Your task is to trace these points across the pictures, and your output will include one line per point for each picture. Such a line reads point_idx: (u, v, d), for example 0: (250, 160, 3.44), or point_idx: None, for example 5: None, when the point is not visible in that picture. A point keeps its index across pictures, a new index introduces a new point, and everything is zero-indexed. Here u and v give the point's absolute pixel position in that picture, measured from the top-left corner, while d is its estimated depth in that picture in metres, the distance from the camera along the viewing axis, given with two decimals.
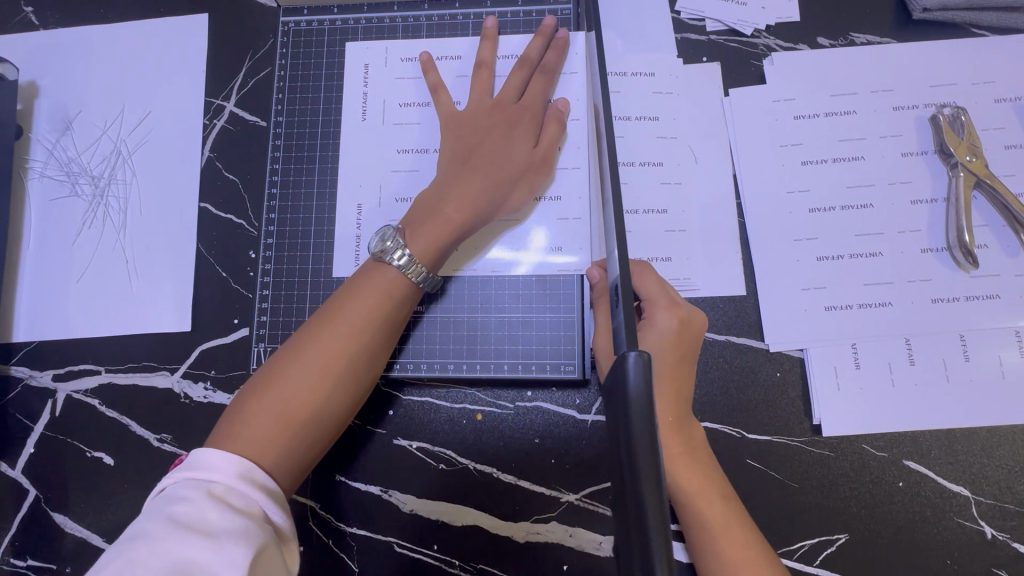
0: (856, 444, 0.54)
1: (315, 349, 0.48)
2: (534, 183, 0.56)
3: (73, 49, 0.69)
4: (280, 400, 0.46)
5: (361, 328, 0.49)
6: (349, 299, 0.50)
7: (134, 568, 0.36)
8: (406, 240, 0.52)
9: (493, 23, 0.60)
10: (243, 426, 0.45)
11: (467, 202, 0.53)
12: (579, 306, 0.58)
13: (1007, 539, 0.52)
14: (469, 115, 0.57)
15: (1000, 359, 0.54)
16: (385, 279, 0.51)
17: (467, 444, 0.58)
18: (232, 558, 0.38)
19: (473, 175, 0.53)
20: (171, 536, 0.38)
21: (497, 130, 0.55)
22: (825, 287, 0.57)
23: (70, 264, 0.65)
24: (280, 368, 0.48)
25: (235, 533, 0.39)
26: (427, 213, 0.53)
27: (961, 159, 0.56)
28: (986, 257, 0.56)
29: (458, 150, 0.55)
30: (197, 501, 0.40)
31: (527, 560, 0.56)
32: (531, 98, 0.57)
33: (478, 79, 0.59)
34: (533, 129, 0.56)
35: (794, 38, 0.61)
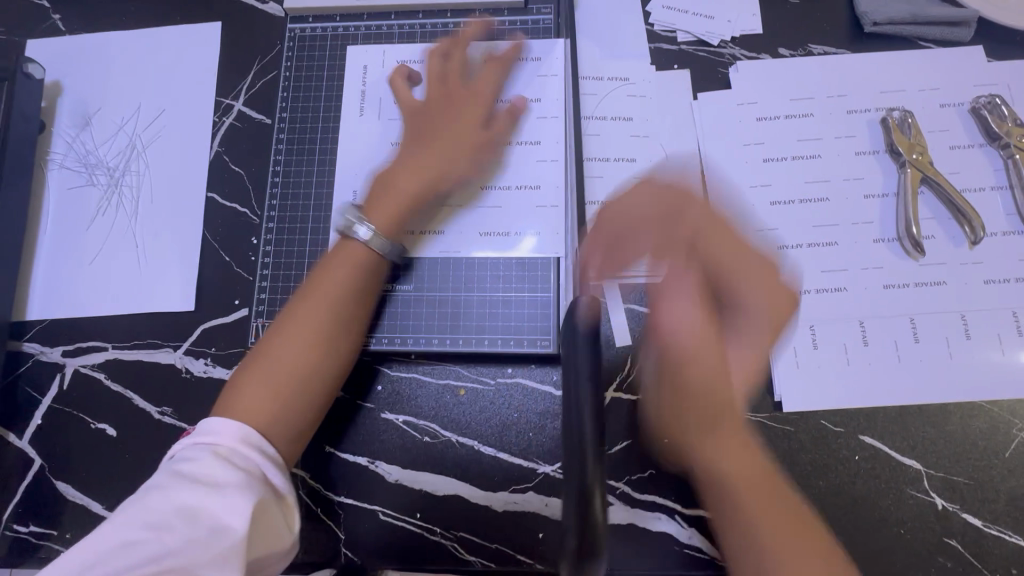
0: (814, 419, 0.58)
1: (296, 320, 0.52)
2: (475, 163, 0.62)
3: (94, 52, 0.75)
4: (272, 371, 0.50)
5: (334, 297, 0.53)
6: (321, 273, 0.55)
7: (149, 512, 0.42)
8: (366, 215, 0.57)
9: (474, 27, 0.66)
10: (241, 399, 0.49)
11: (418, 177, 0.58)
12: (555, 287, 0.62)
13: (957, 510, 0.55)
14: (425, 103, 0.62)
15: (948, 341, 0.58)
16: (349, 252, 0.55)
17: (450, 417, 0.61)
18: (233, 508, 0.42)
19: (426, 153, 0.59)
20: (179, 487, 0.42)
21: (448, 115, 0.61)
22: (785, 273, 0.61)
23: (84, 248, 0.69)
24: (270, 344, 0.52)
25: (235, 486, 0.43)
26: (384, 188, 0.58)
27: (908, 157, 0.61)
28: (934, 246, 0.60)
29: (416, 130, 0.61)
30: (202, 459, 0.44)
31: (505, 528, 0.59)
32: (476, 90, 0.63)
33: (439, 72, 0.64)
34: (485, 116, 0.62)
35: (757, 48, 0.67)
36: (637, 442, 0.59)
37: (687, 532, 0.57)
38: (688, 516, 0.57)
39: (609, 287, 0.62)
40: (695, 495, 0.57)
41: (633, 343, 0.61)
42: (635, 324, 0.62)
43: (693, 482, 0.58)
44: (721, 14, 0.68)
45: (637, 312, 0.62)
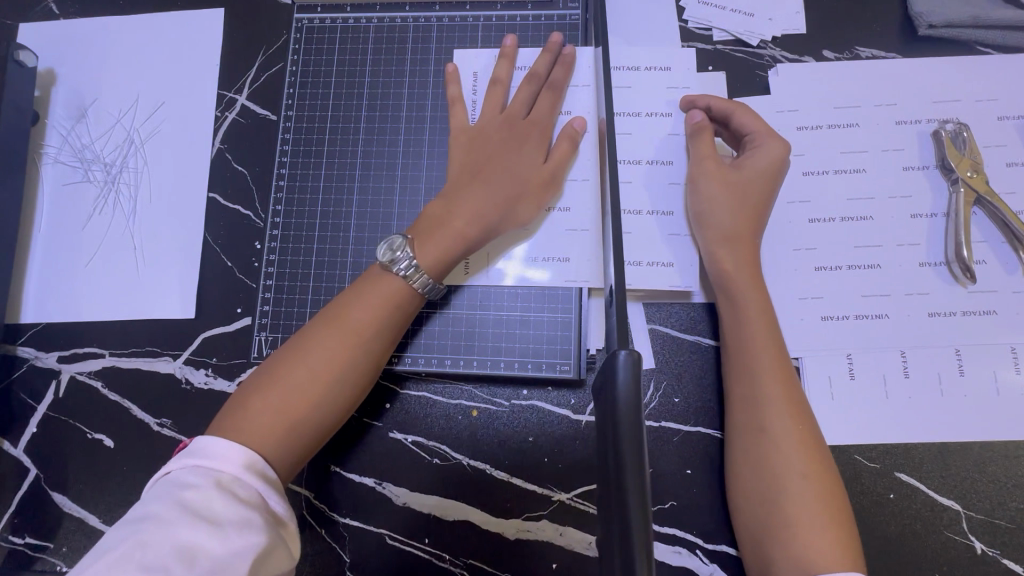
0: (849, 455, 0.54)
1: (322, 350, 0.49)
2: (543, 197, 0.57)
3: (90, 39, 0.71)
4: (281, 397, 0.47)
5: (368, 332, 0.50)
6: (355, 303, 0.51)
7: (143, 551, 0.37)
8: (414, 250, 0.53)
9: (512, 42, 0.61)
10: (245, 421, 0.46)
11: (478, 216, 0.54)
12: (577, 306, 0.58)
13: (997, 554, 0.52)
14: (480, 129, 0.58)
15: (996, 375, 0.54)
16: (387, 284, 0.52)
17: (463, 439, 0.59)
18: (238, 547, 0.39)
19: (483, 189, 0.55)
20: (178, 522, 0.38)
21: (507, 145, 0.57)
22: (822, 296, 0.57)
23: (80, 248, 0.66)
24: (284, 367, 0.49)
25: (241, 523, 0.40)
26: (437, 225, 0.54)
27: (961, 175, 0.56)
28: (984, 272, 0.56)
29: (468, 163, 0.57)
30: (203, 489, 0.41)
31: (517, 557, 0.56)
32: (538, 115, 0.58)
33: (493, 96, 0.59)
34: (544, 145, 0.58)
35: (799, 50, 0.62)
36: (659, 471, 0.56)
37: (709, 568, 0.54)
38: (710, 551, 0.54)
39: (632, 308, 0.59)
40: (718, 530, 0.54)
41: (657, 367, 0.58)
42: (661, 348, 0.58)
43: (717, 516, 0.55)
44: (762, 11, 0.62)
45: (662, 333, 0.58)
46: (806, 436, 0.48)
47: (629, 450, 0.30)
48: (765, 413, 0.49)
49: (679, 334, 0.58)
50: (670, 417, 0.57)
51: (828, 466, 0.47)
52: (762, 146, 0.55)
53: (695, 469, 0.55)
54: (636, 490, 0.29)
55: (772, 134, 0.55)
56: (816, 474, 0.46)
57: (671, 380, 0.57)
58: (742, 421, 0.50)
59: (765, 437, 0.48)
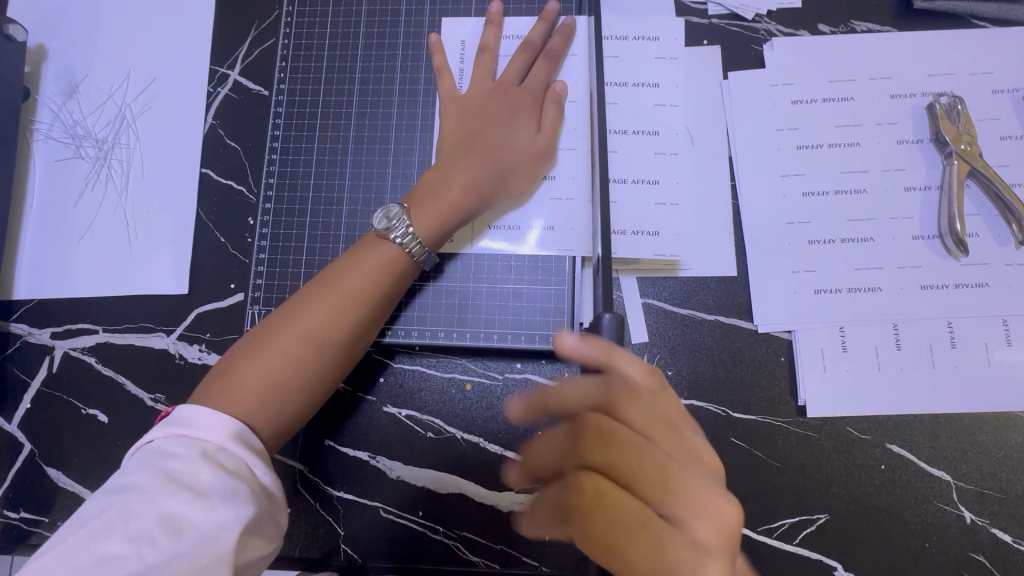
0: (839, 426, 0.55)
1: (311, 316, 0.49)
2: (535, 166, 0.57)
3: (80, 15, 0.70)
4: (272, 363, 0.48)
5: (358, 300, 0.50)
6: (345, 271, 0.51)
7: (128, 520, 0.38)
8: (410, 218, 0.53)
9: (498, 8, 0.61)
10: (236, 385, 0.47)
11: (472, 184, 0.54)
12: (571, 280, 0.58)
13: (986, 524, 0.53)
14: (472, 98, 0.58)
15: (987, 347, 0.54)
16: (379, 252, 0.52)
17: (456, 412, 0.59)
18: (224, 518, 0.39)
19: (477, 157, 0.55)
20: (163, 491, 0.39)
21: (501, 115, 0.56)
22: (815, 270, 0.57)
23: (71, 225, 0.66)
24: (275, 332, 0.49)
25: (225, 493, 0.40)
26: (432, 191, 0.54)
27: (955, 148, 0.56)
28: (977, 246, 0.56)
29: (463, 130, 0.56)
30: (190, 459, 0.41)
31: (510, 529, 0.57)
32: (531, 83, 0.58)
33: (481, 64, 0.59)
34: (537, 113, 0.57)
35: (795, 24, 0.62)
36: None
37: None
38: None
39: (626, 281, 0.59)
40: None
41: (650, 340, 0.58)
42: (654, 322, 0.58)
43: None
44: None
45: (656, 307, 0.58)
46: None
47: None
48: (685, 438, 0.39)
49: (672, 307, 0.58)
50: None
51: None
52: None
53: None
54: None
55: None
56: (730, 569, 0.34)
57: (664, 353, 0.57)
58: None
59: None
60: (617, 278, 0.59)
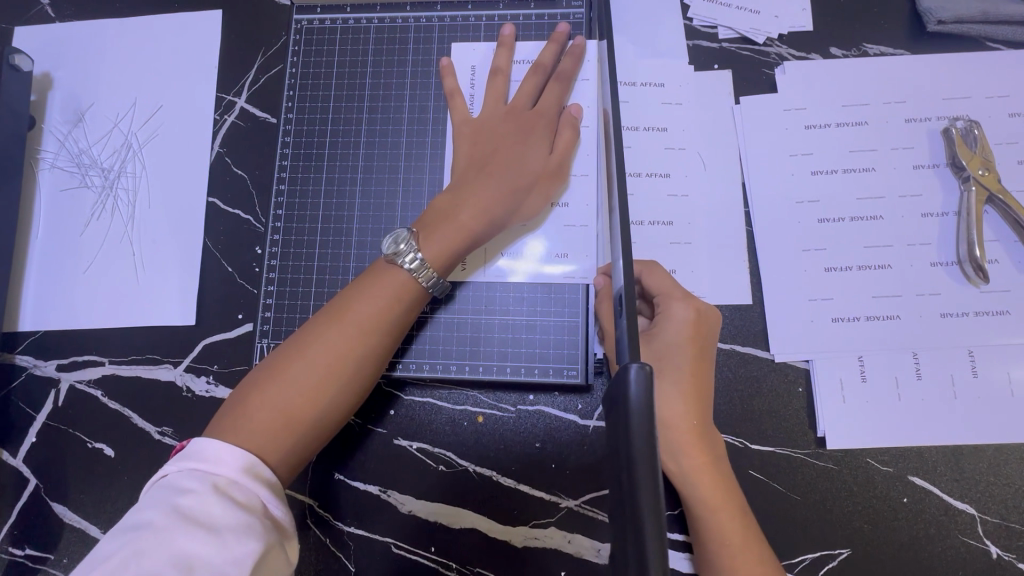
0: (860, 458, 0.54)
1: (324, 346, 0.48)
2: (547, 189, 0.56)
3: (86, 43, 0.70)
4: (283, 394, 0.47)
5: (372, 330, 0.50)
6: (357, 299, 0.51)
7: (139, 561, 0.37)
8: (418, 243, 0.52)
9: (510, 31, 0.60)
10: (247, 418, 0.46)
11: (483, 208, 0.53)
12: (584, 310, 0.57)
13: (1012, 558, 0.52)
14: (483, 121, 0.57)
15: (1010, 376, 0.53)
16: (391, 280, 0.51)
17: (468, 446, 0.58)
18: (236, 556, 0.38)
19: (488, 181, 0.54)
20: (175, 529, 0.38)
21: (513, 137, 0.56)
22: (832, 298, 0.56)
23: (77, 255, 0.65)
24: (286, 362, 0.48)
25: (238, 530, 0.39)
26: (443, 215, 0.53)
27: (973, 173, 0.55)
28: (996, 272, 0.55)
29: (473, 155, 0.56)
30: (202, 494, 0.40)
31: (525, 564, 0.55)
32: (545, 105, 0.57)
33: (493, 87, 0.59)
34: (549, 135, 0.57)
35: (806, 47, 0.61)
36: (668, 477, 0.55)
37: None
38: None
39: None
40: None
41: None
42: None
43: None
44: (768, 8, 0.61)
45: None
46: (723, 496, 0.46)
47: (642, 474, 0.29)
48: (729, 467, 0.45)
49: None
50: None
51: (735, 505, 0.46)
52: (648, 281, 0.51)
53: None
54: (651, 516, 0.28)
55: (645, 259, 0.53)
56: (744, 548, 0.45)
57: None
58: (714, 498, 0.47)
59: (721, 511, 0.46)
60: None
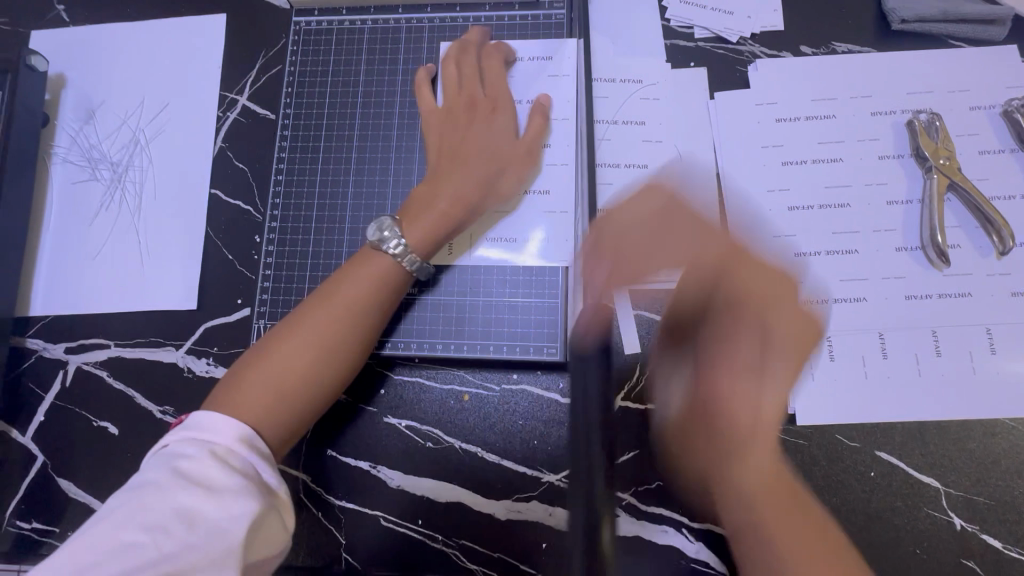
0: (830, 434, 0.56)
1: (311, 323, 0.52)
2: (523, 174, 0.61)
3: (98, 45, 0.74)
4: (273, 368, 0.50)
5: (355, 307, 0.53)
6: (342, 280, 0.54)
7: (145, 513, 0.40)
8: (402, 229, 0.56)
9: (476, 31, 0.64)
10: (240, 391, 0.49)
11: (461, 196, 0.57)
12: (564, 292, 0.60)
13: (976, 530, 0.54)
14: (453, 111, 0.60)
15: (971, 355, 0.56)
16: (377, 263, 0.54)
17: (454, 423, 0.60)
18: (234, 512, 0.41)
19: (461, 170, 0.57)
20: (176, 486, 0.41)
21: (486, 127, 0.60)
22: (801, 282, 0.59)
23: (86, 243, 0.69)
24: (276, 340, 0.51)
25: (236, 489, 0.42)
26: (422, 205, 0.56)
27: (935, 162, 0.58)
28: (959, 256, 0.58)
29: (445, 145, 0.59)
30: (201, 458, 0.43)
31: (508, 537, 0.58)
32: (512, 94, 0.61)
33: (456, 78, 0.62)
34: (519, 123, 0.61)
35: (778, 46, 0.64)
36: (645, 452, 0.57)
37: (695, 546, 0.56)
38: (695, 529, 0.56)
39: (620, 293, 0.60)
40: (704, 509, 0.56)
41: (642, 351, 0.60)
42: (645, 332, 0.60)
43: None
44: (741, 9, 0.65)
45: (648, 319, 0.60)
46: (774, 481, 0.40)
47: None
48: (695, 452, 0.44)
49: (662, 318, 0.60)
50: None
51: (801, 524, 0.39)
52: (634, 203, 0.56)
53: None
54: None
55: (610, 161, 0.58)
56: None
57: (656, 364, 0.59)
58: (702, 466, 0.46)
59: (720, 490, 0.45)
60: None
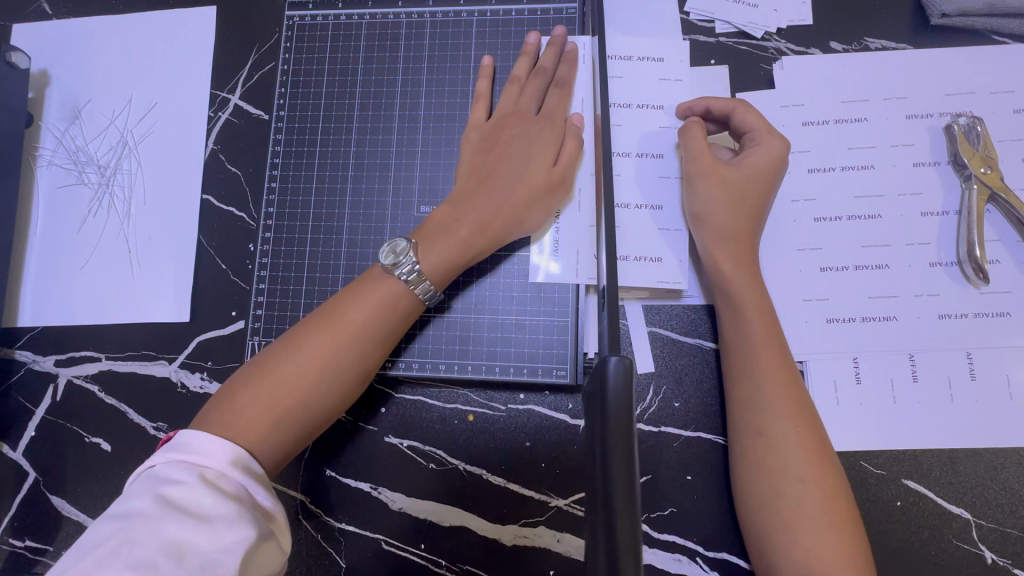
0: (855, 461, 0.53)
1: (312, 348, 0.49)
2: (551, 203, 0.55)
3: (83, 40, 0.70)
4: (269, 394, 0.47)
5: (360, 335, 0.50)
6: (348, 304, 0.51)
7: (131, 547, 0.37)
8: (418, 255, 0.52)
9: (535, 39, 0.59)
10: (232, 415, 0.46)
11: (482, 222, 0.53)
12: (574, 310, 0.57)
13: (1007, 564, 0.51)
14: (491, 128, 0.57)
15: (1009, 379, 0.52)
16: (384, 286, 0.51)
17: (458, 444, 0.58)
18: (227, 543, 0.39)
19: (488, 195, 0.54)
20: (165, 517, 0.38)
21: (519, 148, 0.55)
22: (827, 299, 0.55)
23: (75, 251, 0.66)
24: (274, 363, 0.48)
25: (228, 519, 0.40)
26: (440, 227, 0.53)
27: (974, 171, 0.54)
28: (997, 272, 0.54)
29: (477, 164, 0.55)
30: (191, 485, 0.41)
31: (514, 562, 0.55)
32: (550, 112, 0.57)
33: (507, 94, 0.58)
34: (555, 146, 0.55)
35: (806, 42, 0.60)
36: (658, 477, 0.55)
37: None
38: (710, 558, 0.53)
39: (633, 309, 0.57)
40: (719, 537, 0.53)
41: (657, 371, 0.56)
42: (661, 351, 0.56)
43: (718, 524, 0.53)
44: (767, 2, 0.60)
45: (663, 336, 0.57)
46: (808, 438, 0.47)
47: (617, 459, 0.28)
48: (764, 416, 0.48)
49: (679, 336, 0.57)
50: (670, 421, 0.55)
51: (830, 467, 0.46)
52: (761, 146, 0.53)
53: (695, 475, 0.54)
54: (624, 508, 0.27)
55: (772, 132, 0.54)
56: (837, 524, 0.44)
57: (671, 385, 0.56)
58: (742, 420, 0.49)
59: (765, 441, 0.47)
60: (621, 306, 0.58)
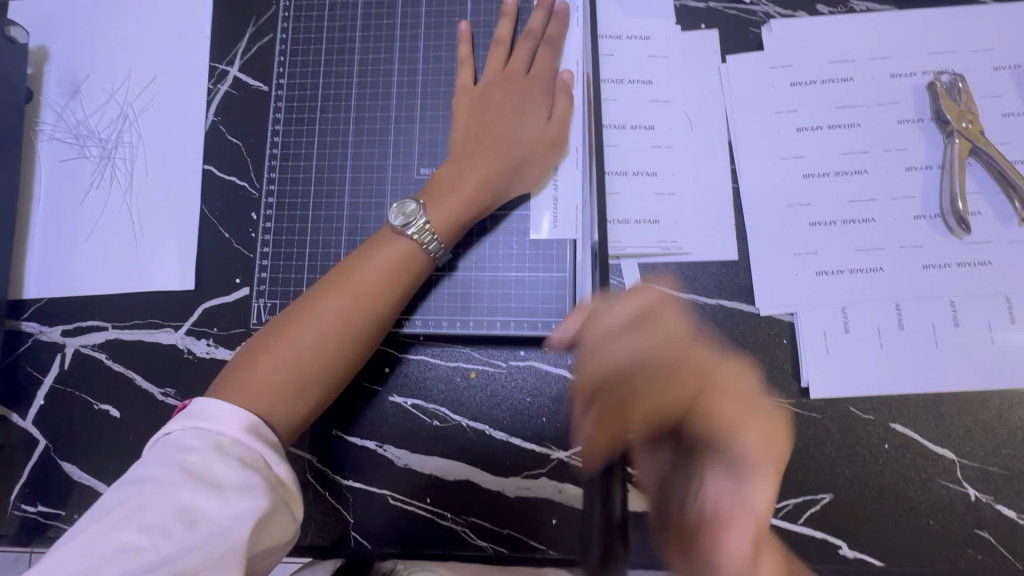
0: (842, 406, 0.55)
1: (330, 309, 0.50)
2: (548, 156, 0.58)
3: (80, 16, 0.70)
4: (292, 355, 0.48)
5: (376, 295, 0.51)
6: (361, 266, 0.52)
7: (144, 512, 0.39)
8: (427, 212, 0.53)
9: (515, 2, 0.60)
10: (256, 377, 0.47)
11: (486, 178, 0.55)
12: (571, 266, 0.58)
13: (989, 500, 0.53)
14: (484, 90, 0.58)
15: (991, 325, 0.54)
16: (396, 246, 0.53)
17: (461, 400, 0.59)
18: (238, 511, 0.40)
19: (486, 153, 0.55)
20: (176, 484, 0.39)
21: (513, 107, 0.57)
22: (816, 252, 0.57)
23: (78, 223, 0.67)
24: (293, 325, 0.49)
25: (240, 487, 0.41)
26: (447, 187, 0.54)
27: (957, 126, 0.56)
28: (979, 224, 0.56)
29: (473, 124, 0.57)
30: (205, 452, 0.42)
31: (518, 512, 0.57)
32: (539, 71, 0.58)
33: (493, 57, 0.60)
34: (547, 102, 0.58)
35: (793, 5, 0.61)
36: None
37: None
38: None
39: (628, 268, 0.58)
40: None
41: None
42: None
43: None
44: None
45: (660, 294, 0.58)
46: None
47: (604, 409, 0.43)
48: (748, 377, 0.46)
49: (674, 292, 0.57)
50: None
51: None
52: None
53: None
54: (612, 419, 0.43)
55: None
56: None
57: None
58: None
59: None
60: (617, 264, 0.59)
